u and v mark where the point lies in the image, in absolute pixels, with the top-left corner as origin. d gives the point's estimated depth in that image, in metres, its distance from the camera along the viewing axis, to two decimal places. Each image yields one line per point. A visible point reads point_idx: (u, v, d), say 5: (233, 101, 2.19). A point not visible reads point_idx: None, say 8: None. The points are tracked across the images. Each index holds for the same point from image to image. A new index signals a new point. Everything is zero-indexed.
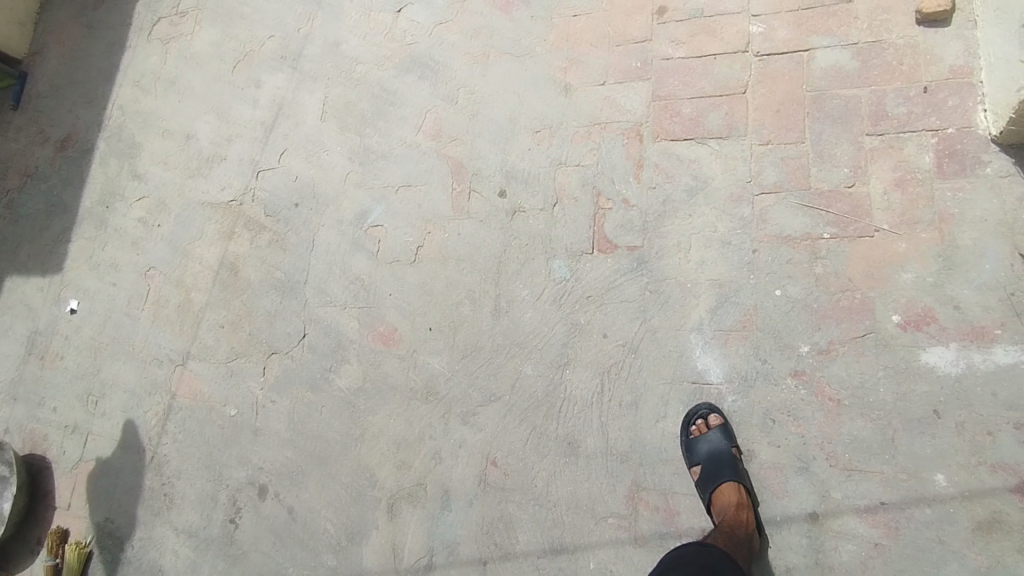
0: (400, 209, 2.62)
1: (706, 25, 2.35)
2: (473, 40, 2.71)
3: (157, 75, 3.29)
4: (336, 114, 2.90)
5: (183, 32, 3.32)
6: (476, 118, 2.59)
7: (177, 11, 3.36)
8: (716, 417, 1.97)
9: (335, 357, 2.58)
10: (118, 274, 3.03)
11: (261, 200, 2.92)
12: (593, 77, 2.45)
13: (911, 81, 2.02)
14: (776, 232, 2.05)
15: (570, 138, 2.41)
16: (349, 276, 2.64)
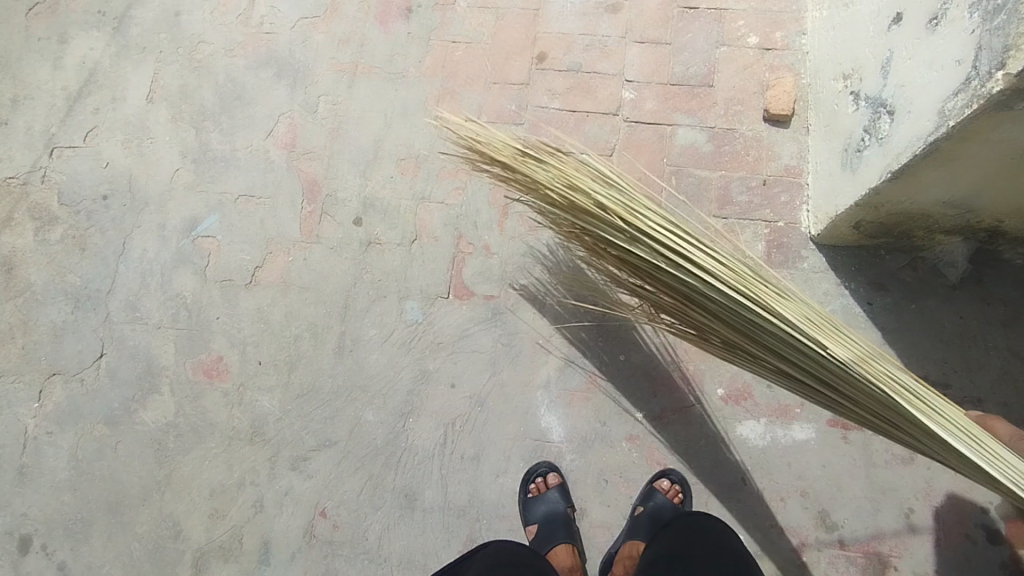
0: (238, 224, 2.34)
1: (582, 81, 2.38)
2: (343, 46, 2.53)
3: None
4: (167, 96, 2.53)
5: None
6: (337, 133, 2.42)
7: None
8: (554, 476, 1.98)
9: (141, 386, 2.19)
10: None
11: (56, 184, 2.43)
12: (467, 113, 2.40)
13: (754, 172, 2.21)
14: (625, 298, 2.13)
15: (437, 172, 2.32)
16: (167, 292, 2.28)
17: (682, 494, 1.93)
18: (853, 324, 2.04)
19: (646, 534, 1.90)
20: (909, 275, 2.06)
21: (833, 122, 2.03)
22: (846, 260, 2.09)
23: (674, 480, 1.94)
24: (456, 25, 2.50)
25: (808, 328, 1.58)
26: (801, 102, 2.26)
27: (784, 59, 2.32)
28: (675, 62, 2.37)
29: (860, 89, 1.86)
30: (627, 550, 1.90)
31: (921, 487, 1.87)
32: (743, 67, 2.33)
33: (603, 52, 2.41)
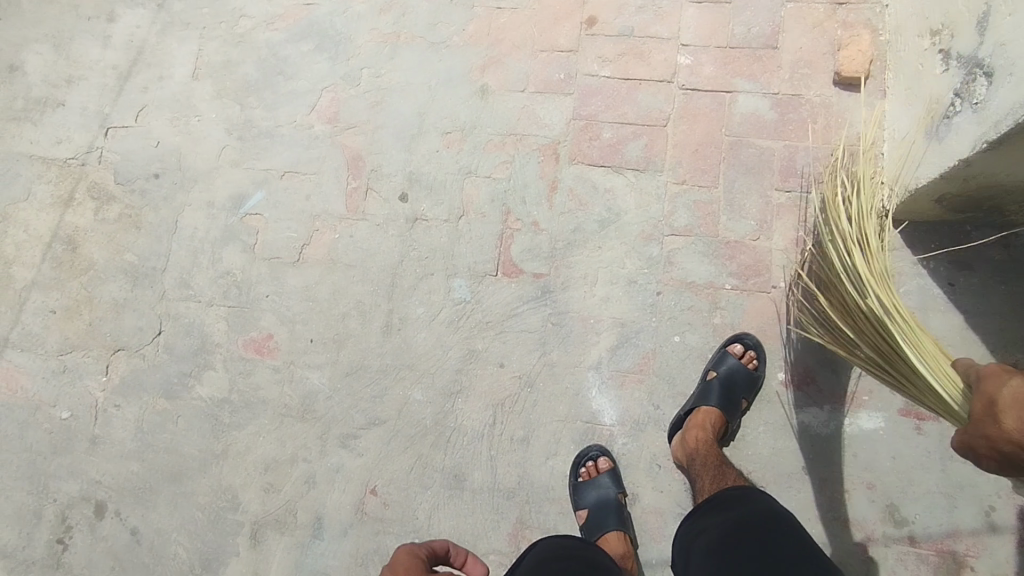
0: (284, 200, 2.32)
1: (635, 46, 2.26)
2: (385, 15, 2.46)
3: None
4: (211, 72, 2.53)
5: None
6: (380, 106, 2.36)
7: None
8: (606, 459, 1.94)
9: (196, 361, 2.23)
10: None
11: (110, 163, 2.46)
12: (513, 82, 2.30)
13: (823, 143, 2.07)
14: (680, 277, 2.03)
15: (482, 145, 2.24)
16: (217, 269, 2.31)
17: (757, 359, 1.93)
18: (931, 307, 1.90)
19: (720, 401, 1.87)
20: (998, 254, 1.91)
21: (915, 85, 1.84)
22: (925, 237, 1.94)
23: (749, 345, 1.94)
24: None
25: (873, 279, 1.51)
26: (879, 62, 2.06)
27: (862, 14, 2.11)
28: (735, 23, 2.21)
29: (949, 48, 1.67)
30: (705, 413, 1.87)
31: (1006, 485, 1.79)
32: (812, 25, 2.14)
33: (656, 15, 2.28)
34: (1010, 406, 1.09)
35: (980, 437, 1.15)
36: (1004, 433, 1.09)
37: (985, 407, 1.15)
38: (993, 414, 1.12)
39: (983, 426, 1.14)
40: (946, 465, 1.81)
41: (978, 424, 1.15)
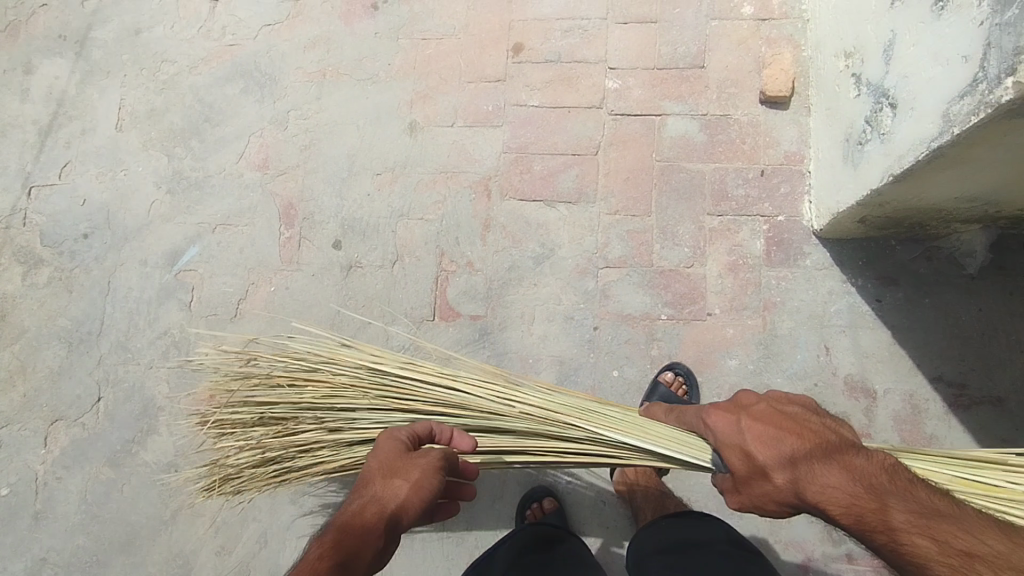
0: (218, 254, 2.28)
1: (564, 72, 2.19)
2: (311, 51, 2.34)
3: None
4: (136, 122, 2.43)
5: None
6: (310, 150, 2.27)
7: None
8: (550, 498, 1.96)
9: (139, 427, 2.21)
10: None
11: (37, 226, 2.39)
12: (443, 117, 2.22)
13: (750, 163, 2.04)
14: (617, 310, 2.02)
15: (414, 186, 2.19)
16: (155, 329, 2.27)
17: (687, 386, 1.91)
18: (860, 323, 1.90)
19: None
20: (924, 266, 1.90)
21: (835, 106, 1.84)
22: (853, 253, 1.93)
23: (679, 373, 1.93)
24: (426, 19, 2.30)
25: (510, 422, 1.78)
26: (801, 79, 2.05)
27: (781, 29, 2.09)
28: (662, 42, 2.16)
29: (862, 73, 1.66)
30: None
31: None
32: (737, 42, 2.12)
33: (584, 38, 2.20)
34: (774, 462, 1.19)
35: (761, 498, 1.23)
36: (779, 489, 1.19)
37: (745, 461, 1.24)
38: (793, 489, 1.16)
39: (755, 483, 1.24)
40: None
41: (755, 487, 1.24)
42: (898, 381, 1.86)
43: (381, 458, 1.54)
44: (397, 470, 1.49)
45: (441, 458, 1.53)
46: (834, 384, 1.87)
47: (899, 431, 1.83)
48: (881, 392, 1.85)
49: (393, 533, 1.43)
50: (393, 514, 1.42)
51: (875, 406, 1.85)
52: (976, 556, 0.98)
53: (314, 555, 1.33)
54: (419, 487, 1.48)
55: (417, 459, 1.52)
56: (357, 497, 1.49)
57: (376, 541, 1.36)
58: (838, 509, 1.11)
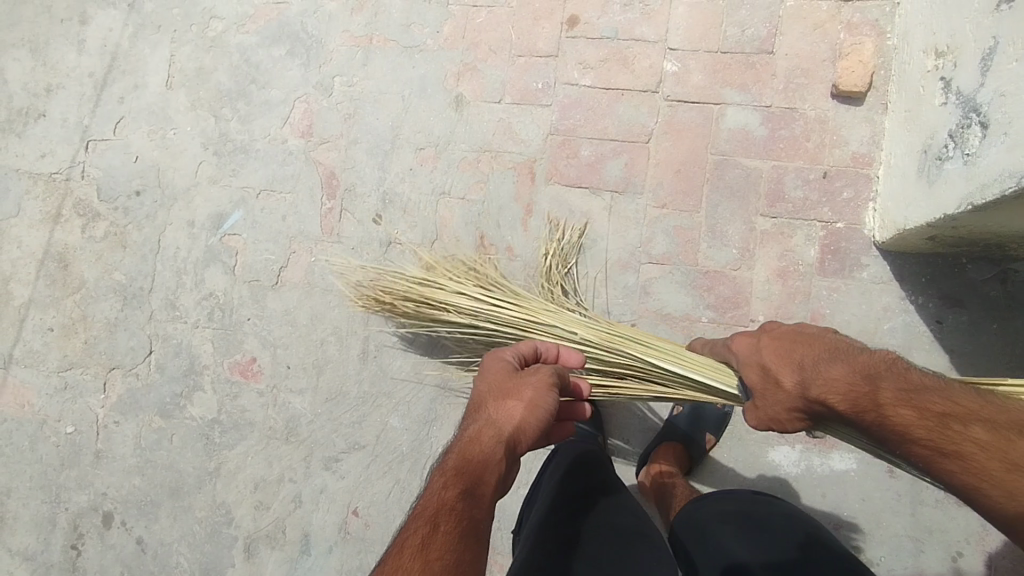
0: (262, 220, 2.30)
1: (619, 51, 2.08)
2: (356, 15, 2.31)
3: None
4: (186, 80, 2.45)
5: None
6: (353, 120, 2.26)
7: None
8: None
9: (187, 382, 2.32)
10: None
11: (93, 180, 2.46)
12: (489, 92, 2.16)
13: (813, 163, 1.91)
14: (656, 309, 1.96)
15: (457, 163, 2.15)
16: (201, 291, 2.34)
17: None
18: (917, 345, 1.80)
19: (683, 436, 1.85)
20: (996, 289, 1.78)
21: (916, 108, 1.68)
22: (918, 269, 1.82)
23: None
24: None
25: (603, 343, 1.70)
26: (881, 72, 1.88)
27: (865, 13, 1.91)
28: (729, 22, 2.01)
29: (952, 78, 1.50)
30: (665, 449, 1.85)
31: (974, 530, 1.74)
32: (812, 26, 1.95)
33: (643, 13, 2.07)
34: (788, 366, 1.22)
35: (776, 409, 1.26)
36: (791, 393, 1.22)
37: (763, 374, 1.27)
38: (771, 378, 1.25)
39: (773, 395, 1.25)
40: (915, 508, 1.77)
41: (769, 396, 1.26)
42: None
43: (487, 381, 1.45)
44: (509, 390, 1.40)
45: (554, 376, 1.44)
46: None
47: None
48: None
49: (512, 457, 1.32)
50: (512, 438, 1.29)
51: None
52: (948, 418, 1.04)
53: (436, 484, 1.23)
54: (537, 407, 1.37)
55: (529, 378, 1.42)
56: (470, 420, 1.39)
57: (499, 462, 1.26)
58: (823, 400, 1.15)
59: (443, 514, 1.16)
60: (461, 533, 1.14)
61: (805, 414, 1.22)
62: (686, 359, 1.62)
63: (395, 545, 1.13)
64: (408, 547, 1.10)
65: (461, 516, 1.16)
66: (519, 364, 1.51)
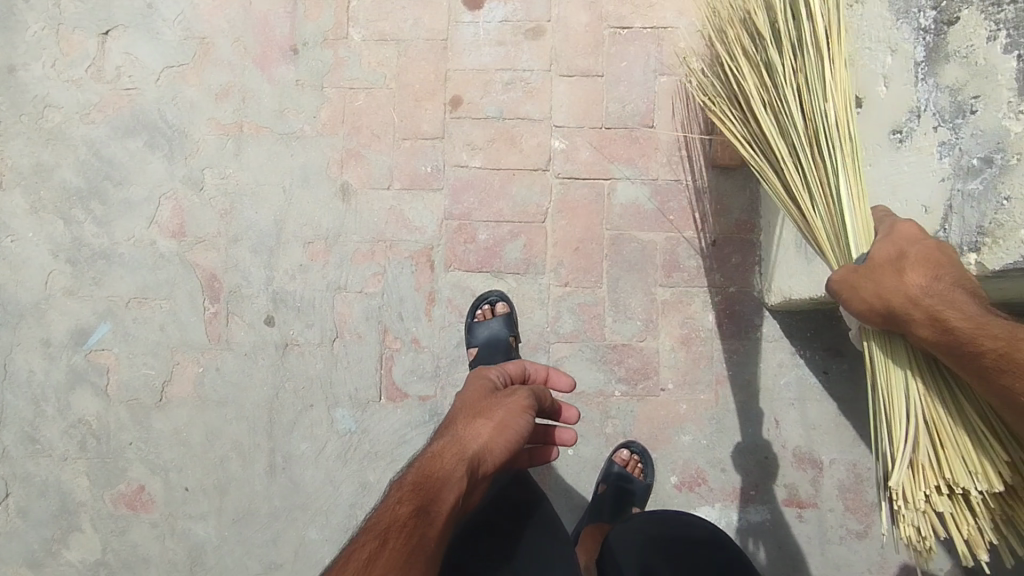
0: (135, 332, 2.09)
1: (505, 130, 2.07)
2: (221, 102, 2.16)
3: None
4: (21, 179, 2.16)
5: None
6: (230, 216, 2.11)
7: None
8: (503, 305, 1.98)
9: (59, 525, 2.03)
10: None
11: None
12: (377, 179, 2.08)
13: (700, 232, 2.01)
14: (570, 388, 1.99)
15: (350, 256, 2.06)
16: (67, 418, 2.06)
17: (642, 467, 1.92)
18: (807, 396, 1.95)
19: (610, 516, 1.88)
20: None
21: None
22: (801, 324, 1.97)
23: (636, 452, 1.93)
24: (352, 65, 2.13)
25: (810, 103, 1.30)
26: None
27: None
28: (609, 99, 2.07)
29: None
30: (592, 530, 1.85)
31: (875, 560, 1.89)
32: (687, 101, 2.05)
33: (526, 92, 2.08)
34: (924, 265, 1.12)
35: (870, 286, 1.15)
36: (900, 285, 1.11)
37: (891, 255, 1.15)
38: (897, 265, 1.14)
39: (880, 278, 1.14)
40: (823, 548, 1.90)
41: (876, 271, 1.15)
42: (842, 451, 1.93)
43: (466, 399, 1.47)
44: (481, 410, 1.40)
45: (530, 399, 1.43)
46: (783, 457, 1.94)
47: (843, 499, 1.91)
48: (827, 461, 1.93)
49: (474, 477, 1.30)
50: (475, 456, 1.29)
51: (821, 476, 1.92)
52: None
53: (392, 501, 1.21)
54: (506, 427, 1.35)
55: (503, 399, 1.42)
56: (438, 440, 1.39)
57: (459, 479, 1.24)
58: (941, 318, 1.06)
59: (393, 530, 1.13)
60: (408, 551, 1.11)
61: (891, 313, 1.13)
62: (855, 203, 1.25)
63: (340, 561, 1.11)
64: (353, 562, 1.08)
65: (410, 535, 1.13)
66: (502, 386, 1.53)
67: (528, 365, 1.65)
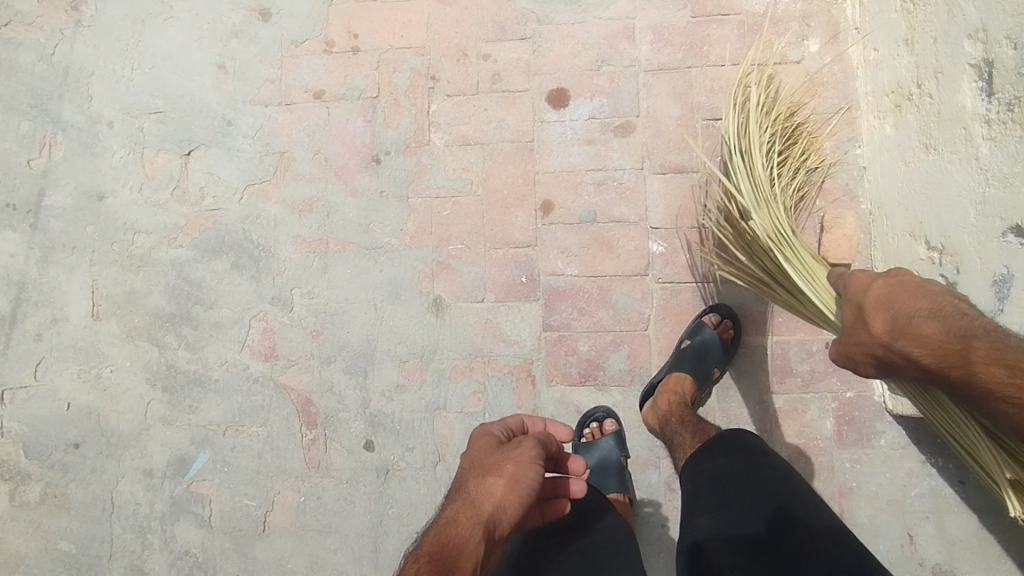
0: (234, 460, 2.10)
1: (601, 235, 2.00)
2: (305, 218, 2.11)
3: None
4: (113, 308, 2.17)
5: None
6: (322, 336, 2.08)
7: None
8: (611, 421, 1.94)
9: None
10: None
11: (15, 438, 2.18)
12: (469, 292, 2.03)
13: (812, 334, 1.93)
14: None
15: (446, 374, 2.03)
16: (172, 549, 2.09)
17: (733, 328, 1.90)
18: (943, 509, 1.82)
19: (693, 368, 1.85)
20: None
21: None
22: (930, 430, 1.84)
23: (724, 315, 1.91)
24: (437, 172, 2.08)
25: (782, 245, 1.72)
26: (862, 238, 1.91)
27: (836, 178, 1.96)
28: (707, 195, 1.98)
29: (954, 282, 1.53)
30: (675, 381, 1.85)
31: None
32: (789, 194, 1.96)
33: (620, 192, 2.01)
34: (878, 310, 1.13)
35: None
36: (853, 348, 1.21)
37: None
38: None
39: None
40: None
41: None
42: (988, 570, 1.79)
43: (470, 457, 1.36)
44: (489, 466, 1.29)
45: (539, 448, 1.31)
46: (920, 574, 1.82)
47: None
48: None
49: (491, 542, 1.20)
50: (488, 519, 1.19)
51: None
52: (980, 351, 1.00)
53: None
54: (519, 481, 1.25)
55: (511, 451, 1.30)
56: (450, 504, 1.29)
57: (474, 548, 1.14)
58: None
59: None
60: None
61: None
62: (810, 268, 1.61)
63: None
64: None
65: None
66: (509, 438, 1.42)
67: (529, 415, 1.54)
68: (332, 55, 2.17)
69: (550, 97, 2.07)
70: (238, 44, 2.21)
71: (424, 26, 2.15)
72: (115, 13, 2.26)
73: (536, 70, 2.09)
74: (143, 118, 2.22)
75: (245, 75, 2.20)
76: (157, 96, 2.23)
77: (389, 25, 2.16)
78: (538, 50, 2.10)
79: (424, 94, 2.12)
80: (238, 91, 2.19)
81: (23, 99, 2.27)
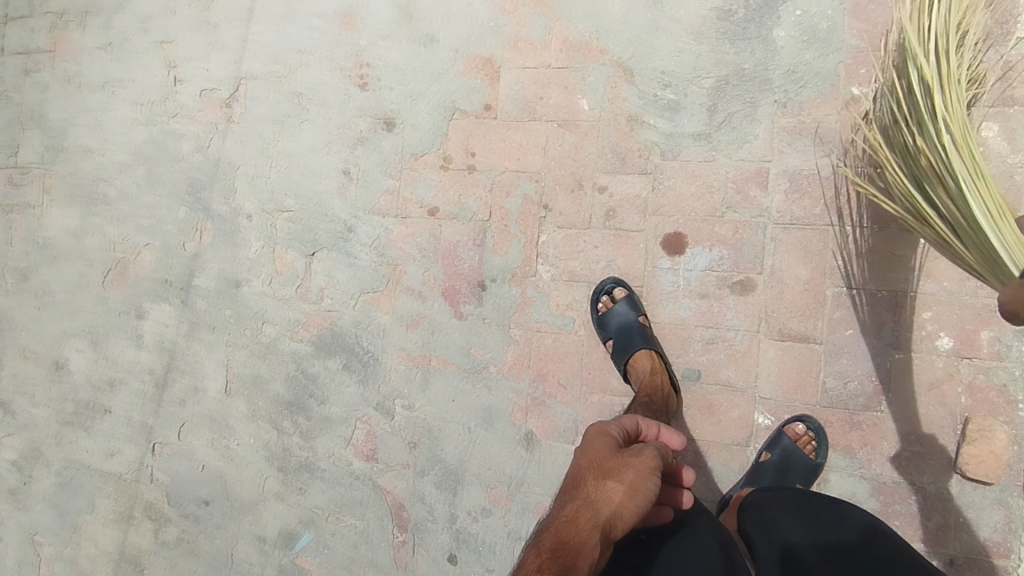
0: (332, 544, 2.30)
1: (703, 397, 1.92)
2: (412, 332, 2.21)
3: (18, 277, 2.73)
4: (242, 388, 2.42)
5: (42, 222, 2.70)
6: (418, 448, 2.20)
7: (43, 199, 2.70)
8: None
9: None
10: (4, 535, 2.72)
11: (161, 484, 2.52)
12: (561, 432, 2.04)
13: (934, 545, 1.73)
14: None
15: (531, 508, 2.07)
16: None
17: (816, 444, 1.80)
18: None
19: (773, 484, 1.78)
20: None
21: None
22: None
23: (810, 428, 1.81)
24: (540, 306, 2.07)
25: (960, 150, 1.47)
26: (1016, 450, 1.67)
27: (990, 375, 1.70)
28: (827, 371, 1.82)
29: None
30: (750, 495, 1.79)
31: None
32: (927, 385, 1.74)
33: (729, 355, 1.90)
34: None
35: None
36: None
37: None
38: None
39: None
40: None
41: None
42: None
43: (586, 455, 1.34)
44: (610, 469, 1.27)
45: (659, 460, 1.29)
46: None
47: None
48: None
49: (606, 547, 1.18)
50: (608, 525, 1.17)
51: None
52: None
53: (530, 564, 1.12)
54: (638, 491, 1.22)
55: (632, 458, 1.28)
56: (567, 500, 1.28)
57: (592, 550, 1.13)
58: None
59: None
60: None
61: None
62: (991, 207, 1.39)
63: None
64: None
65: None
66: (624, 442, 1.37)
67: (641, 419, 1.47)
68: (447, 171, 2.19)
69: (665, 241, 1.97)
70: (363, 151, 2.29)
71: (541, 150, 2.09)
72: (259, 112, 2.42)
73: (653, 209, 1.98)
74: (277, 216, 2.39)
75: (367, 183, 2.28)
76: (289, 195, 2.38)
77: (507, 145, 2.13)
78: (658, 187, 1.98)
79: (534, 223, 2.09)
80: (360, 198, 2.29)
81: (180, 187, 2.52)
